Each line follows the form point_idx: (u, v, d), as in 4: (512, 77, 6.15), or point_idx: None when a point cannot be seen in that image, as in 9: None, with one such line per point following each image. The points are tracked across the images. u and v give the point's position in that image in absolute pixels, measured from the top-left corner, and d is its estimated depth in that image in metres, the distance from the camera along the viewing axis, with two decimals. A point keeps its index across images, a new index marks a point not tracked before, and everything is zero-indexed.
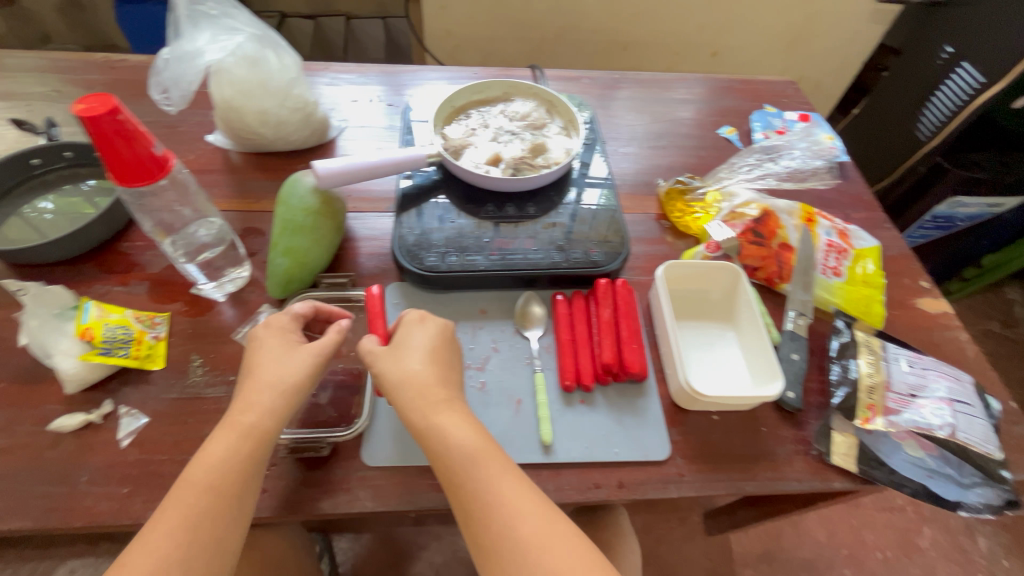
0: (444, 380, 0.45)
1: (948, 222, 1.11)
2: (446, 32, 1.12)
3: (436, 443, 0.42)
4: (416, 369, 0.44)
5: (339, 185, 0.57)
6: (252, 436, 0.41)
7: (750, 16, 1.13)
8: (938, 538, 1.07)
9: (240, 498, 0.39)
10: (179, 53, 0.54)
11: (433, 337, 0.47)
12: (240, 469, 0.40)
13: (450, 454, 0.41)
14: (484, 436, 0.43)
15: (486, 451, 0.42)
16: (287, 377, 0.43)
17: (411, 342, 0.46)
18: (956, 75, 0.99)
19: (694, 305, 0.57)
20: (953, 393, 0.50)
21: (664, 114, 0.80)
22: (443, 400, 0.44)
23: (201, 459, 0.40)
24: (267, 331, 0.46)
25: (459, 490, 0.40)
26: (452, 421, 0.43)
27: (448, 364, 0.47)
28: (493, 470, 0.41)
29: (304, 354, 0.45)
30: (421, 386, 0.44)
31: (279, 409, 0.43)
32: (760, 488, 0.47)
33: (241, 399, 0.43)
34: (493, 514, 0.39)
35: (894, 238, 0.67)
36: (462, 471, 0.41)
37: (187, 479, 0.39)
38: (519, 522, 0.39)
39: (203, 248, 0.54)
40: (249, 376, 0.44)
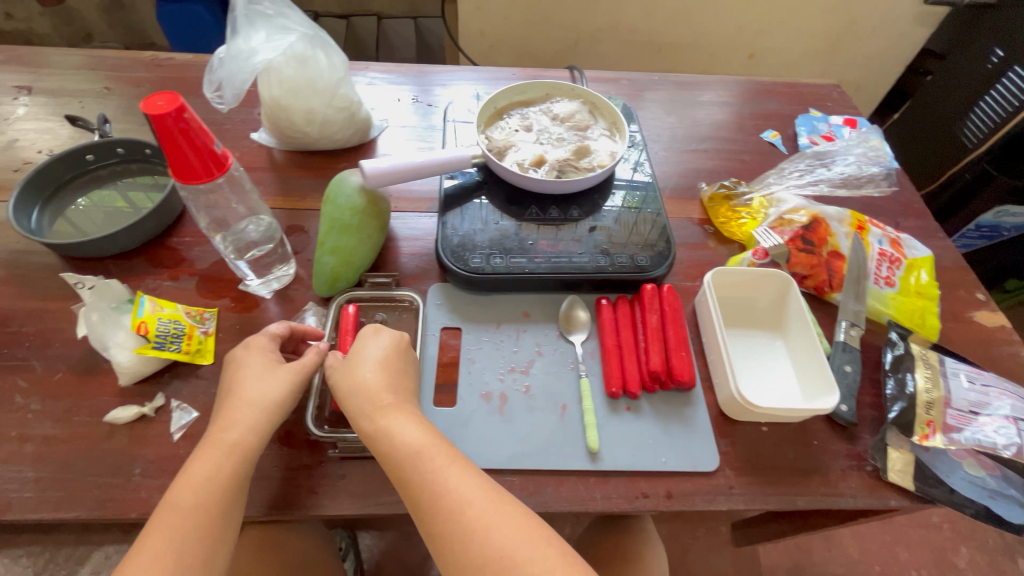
0: (395, 386, 0.45)
1: (993, 232, 1.07)
2: (481, 32, 1.12)
3: (383, 445, 0.41)
4: (367, 376, 0.44)
5: (385, 185, 0.57)
6: (236, 454, 0.41)
7: (790, 17, 1.11)
8: (976, 558, 1.04)
9: (226, 516, 0.39)
10: (234, 51, 0.54)
11: (385, 345, 0.46)
12: (225, 487, 0.40)
13: (395, 453, 0.41)
14: (432, 432, 0.43)
15: (432, 445, 0.41)
16: (265, 396, 0.43)
17: (363, 352, 0.46)
18: (1007, 80, 0.96)
19: (741, 313, 0.56)
20: (1017, 411, 0.48)
21: (705, 116, 0.78)
22: (390, 403, 0.43)
23: (185, 479, 0.39)
24: (247, 352, 0.46)
25: (408, 486, 0.40)
26: (398, 422, 0.42)
27: (401, 370, 0.46)
28: (439, 461, 0.40)
29: (283, 372, 0.44)
30: (371, 391, 0.43)
31: (260, 426, 0.42)
32: (813, 504, 0.46)
33: (222, 419, 0.42)
34: (440, 503, 0.39)
35: (947, 248, 0.65)
36: (407, 468, 0.40)
37: (169, 500, 0.38)
38: (464, 508, 0.38)
39: (252, 245, 0.54)
40: (227, 395, 0.44)
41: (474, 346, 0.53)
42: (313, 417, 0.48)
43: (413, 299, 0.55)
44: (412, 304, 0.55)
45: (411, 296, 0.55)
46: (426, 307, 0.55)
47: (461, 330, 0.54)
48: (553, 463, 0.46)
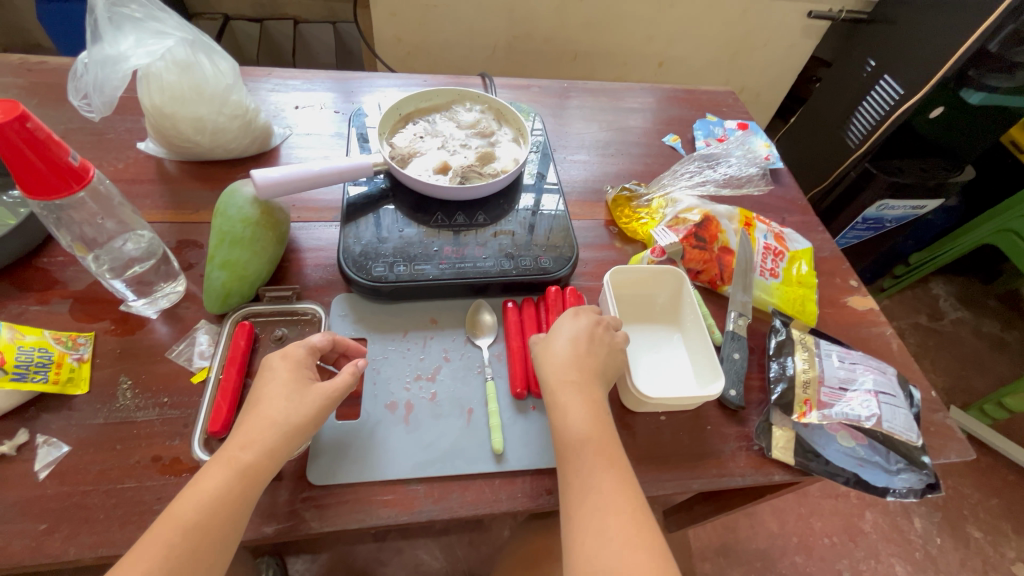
0: (581, 366, 0.46)
1: (877, 224, 1.19)
2: (398, 39, 1.11)
3: (555, 418, 0.44)
4: (558, 351, 0.47)
5: (280, 195, 0.54)
6: (247, 476, 0.39)
7: (693, 28, 1.18)
8: (879, 521, 1.14)
9: (223, 540, 0.37)
10: (99, 57, 0.50)
11: (582, 328, 0.48)
12: (229, 510, 0.38)
13: (564, 432, 0.43)
14: (602, 427, 0.44)
15: (597, 442, 0.43)
16: (293, 418, 0.41)
17: (562, 329, 0.49)
18: (880, 87, 1.06)
19: (641, 309, 0.59)
20: (879, 385, 0.53)
21: (613, 122, 0.82)
22: (573, 382, 0.45)
23: (191, 494, 0.37)
24: (283, 362, 0.44)
25: (566, 466, 0.42)
26: (574, 405, 0.44)
27: (594, 356, 0.47)
28: (599, 461, 0.42)
29: (315, 396, 0.43)
30: (560, 366, 0.46)
31: (278, 450, 0.40)
32: (707, 485, 0.49)
33: (242, 432, 0.40)
34: (588, 496, 0.40)
35: (826, 240, 0.71)
36: (570, 450, 0.43)
37: (173, 513, 0.37)
38: (611, 513, 0.40)
39: (132, 263, 0.50)
40: (252, 407, 0.42)
41: (380, 355, 0.52)
42: (207, 441, 0.45)
43: (316, 312, 0.54)
44: (315, 317, 0.54)
45: (313, 309, 0.54)
46: (329, 319, 0.54)
47: (366, 340, 0.53)
48: (461, 468, 0.46)
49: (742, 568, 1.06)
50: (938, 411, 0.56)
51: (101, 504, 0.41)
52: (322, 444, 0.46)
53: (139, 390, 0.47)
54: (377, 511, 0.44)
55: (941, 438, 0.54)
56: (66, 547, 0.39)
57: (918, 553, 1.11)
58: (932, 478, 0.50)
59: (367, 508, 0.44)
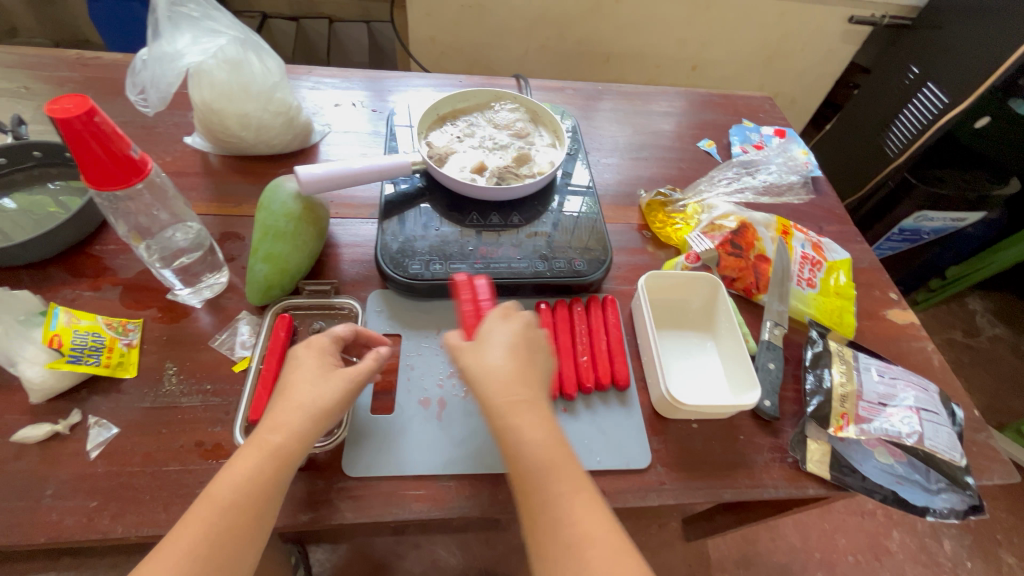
0: (526, 380, 0.43)
1: (915, 236, 1.16)
2: (431, 39, 1.12)
3: (511, 445, 0.41)
4: (495, 366, 0.43)
5: (322, 191, 0.56)
6: (278, 459, 0.40)
7: (729, 31, 1.16)
8: (907, 541, 1.10)
9: (258, 519, 0.38)
10: (158, 53, 0.52)
11: (517, 333, 0.45)
12: (262, 491, 0.38)
13: (524, 461, 0.40)
14: (561, 449, 0.41)
15: (560, 467, 0.40)
16: (319, 401, 0.42)
17: (494, 335, 0.44)
18: (923, 95, 1.04)
19: (675, 315, 0.58)
20: (920, 401, 0.51)
21: (647, 125, 0.81)
22: (522, 401, 0.42)
23: (225, 475, 0.38)
24: (307, 351, 0.45)
25: (531, 498, 0.39)
26: (530, 427, 0.41)
27: (533, 364, 0.44)
28: (566, 487, 0.39)
29: (338, 379, 0.43)
30: (503, 383, 0.42)
31: (307, 433, 0.41)
32: (739, 496, 0.48)
33: (271, 417, 0.41)
34: (560, 530, 0.38)
35: (864, 251, 0.69)
36: (532, 482, 0.40)
37: (209, 495, 0.38)
38: (586, 546, 0.37)
39: (180, 253, 0.52)
40: (280, 394, 0.43)
41: (414, 352, 0.53)
42: (245, 428, 0.46)
43: (352, 307, 0.55)
44: (352, 312, 0.55)
45: (350, 304, 0.55)
46: (365, 314, 0.55)
47: (401, 337, 0.54)
48: (492, 467, 0.46)
49: None
50: (981, 431, 0.54)
51: (146, 485, 0.43)
52: (357, 436, 0.47)
53: (183, 376, 0.48)
54: (408, 505, 0.44)
55: (984, 459, 0.52)
56: (115, 525, 0.41)
57: None
58: (976, 500, 0.48)
59: (399, 501, 0.45)
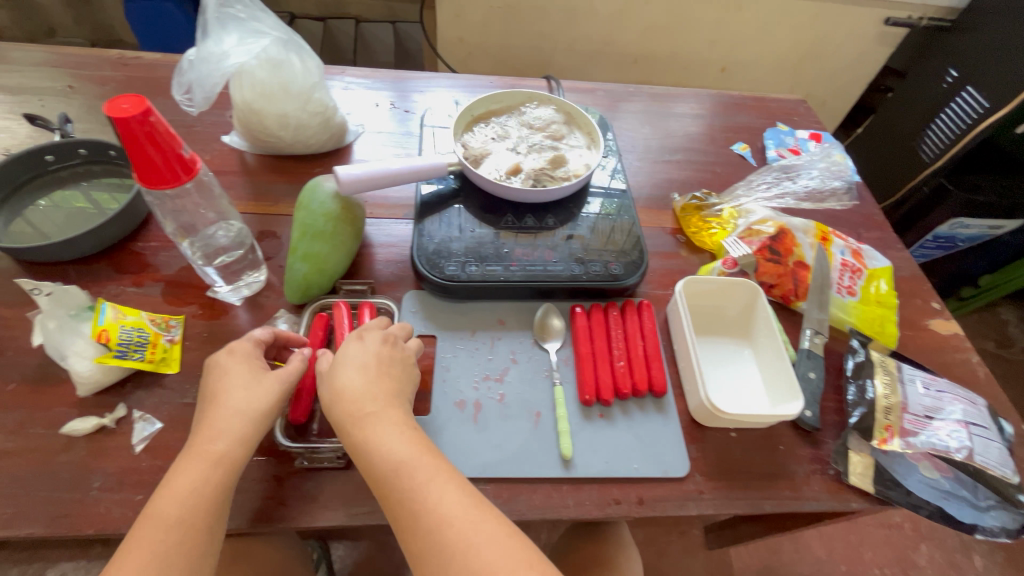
0: (374, 393, 0.43)
1: (949, 243, 1.13)
2: (460, 40, 1.13)
3: (365, 457, 0.40)
4: (347, 383, 0.43)
5: (360, 191, 0.56)
6: (223, 466, 0.39)
7: (760, 33, 1.14)
8: (935, 556, 1.08)
9: (210, 528, 0.38)
10: (205, 54, 0.53)
11: (369, 351, 0.45)
12: (212, 499, 0.38)
13: (377, 468, 0.40)
14: (419, 445, 0.41)
15: (414, 462, 0.40)
16: (255, 405, 0.42)
17: (346, 356, 0.45)
18: (961, 99, 1.01)
19: (711, 321, 0.57)
20: (969, 416, 0.50)
21: (679, 128, 0.80)
22: (371, 412, 0.42)
23: (168, 492, 0.38)
24: (231, 357, 0.44)
25: (390, 502, 0.39)
26: (381, 433, 0.41)
27: (386, 377, 0.44)
28: (421, 481, 0.39)
29: (270, 381, 0.43)
30: (350, 399, 0.42)
31: (248, 437, 0.41)
32: (779, 507, 0.47)
33: (205, 428, 0.40)
34: (419, 524, 0.38)
35: (905, 258, 0.68)
36: (386, 487, 0.39)
37: (152, 514, 0.37)
38: (444, 527, 0.37)
39: (221, 251, 0.53)
40: (210, 403, 0.42)
41: (449, 353, 0.53)
42: (285, 426, 0.46)
43: (388, 306, 0.55)
44: (388, 312, 0.55)
45: (386, 304, 0.55)
46: (401, 314, 0.55)
47: (436, 338, 0.54)
48: (528, 471, 0.46)
49: None
50: None
51: None
52: None
53: None
54: None
55: None
56: None
57: None
58: None
59: None
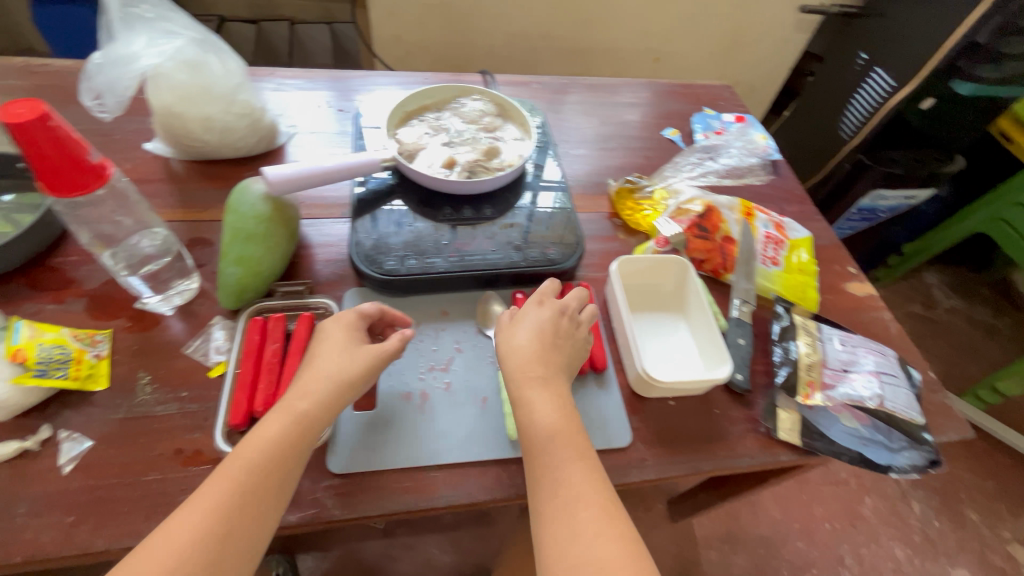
0: (546, 361, 0.47)
1: (871, 214, 1.22)
2: (396, 37, 1.12)
3: (522, 414, 0.45)
4: (520, 345, 0.48)
5: (291, 192, 0.55)
6: (303, 425, 0.41)
7: (688, 23, 1.19)
8: (879, 506, 1.16)
9: (282, 482, 0.39)
10: (113, 56, 0.51)
11: (545, 319, 0.50)
12: (287, 454, 0.40)
13: (532, 428, 0.44)
14: (569, 421, 0.45)
15: (564, 436, 0.44)
16: (345, 372, 0.44)
17: (525, 318, 0.50)
18: (871, 79, 1.08)
19: (648, 297, 0.60)
20: (880, 366, 0.54)
21: (612, 117, 0.83)
22: (538, 378, 0.47)
23: (254, 436, 0.40)
24: (335, 324, 0.47)
25: (535, 462, 0.43)
26: (540, 400, 0.45)
27: (556, 349, 0.49)
28: (567, 454, 0.43)
29: (364, 355, 0.45)
30: (524, 361, 0.47)
31: (332, 402, 0.43)
32: (717, 466, 0.50)
33: (298, 386, 0.43)
34: (557, 490, 0.41)
35: (824, 229, 0.72)
36: (536, 447, 0.43)
37: (238, 455, 0.39)
38: (580, 506, 0.40)
39: (147, 260, 0.51)
40: (307, 364, 0.45)
41: None
42: (226, 432, 0.45)
43: (328, 306, 0.55)
44: (327, 311, 0.54)
45: (325, 303, 0.54)
46: (342, 313, 0.55)
47: None
48: (476, 455, 0.47)
49: (746, 555, 1.07)
50: (937, 391, 0.58)
51: (126, 496, 0.42)
52: (341, 432, 0.47)
53: (158, 385, 0.48)
54: (395, 497, 0.45)
55: (940, 417, 0.56)
56: (93, 539, 0.40)
57: (917, 536, 1.13)
58: (933, 454, 0.51)
59: (388, 493, 0.45)
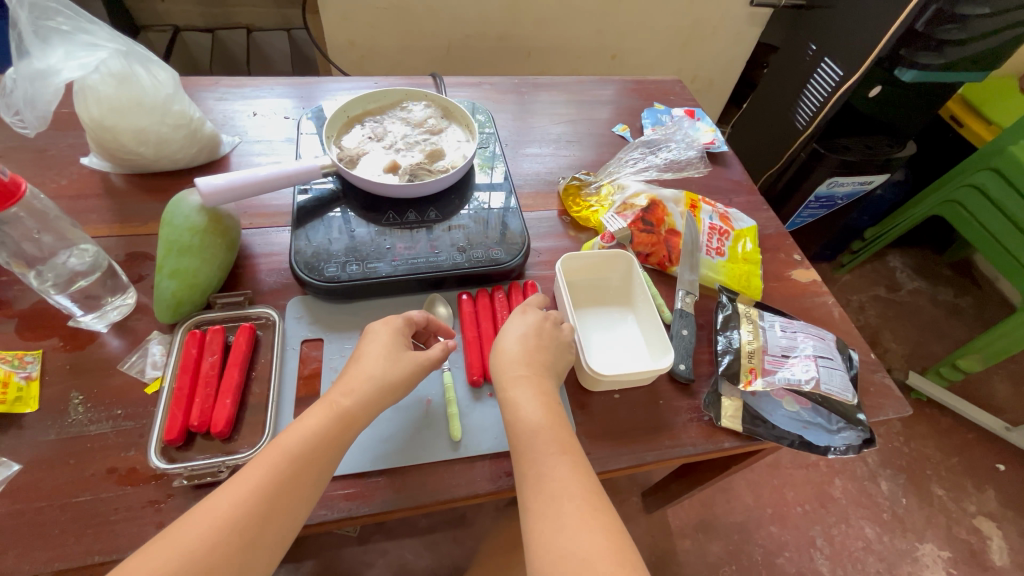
0: (530, 361, 0.48)
1: (830, 202, 1.25)
2: (350, 43, 1.11)
3: (508, 412, 0.46)
4: (507, 347, 0.49)
5: (228, 202, 0.55)
6: (344, 421, 0.42)
7: (641, 20, 1.20)
8: (848, 487, 1.18)
9: (319, 475, 0.40)
10: (29, 72, 0.49)
11: (530, 324, 0.50)
12: (327, 446, 0.41)
13: (518, 425, 0.45)
14: (555, 417, 0.45)
15: (549, 431, 0.44)
16: (389, 374, 0.45)
17: (511, 327, 0.51)
18: (822, 69, 1.09)
19: (595, 292, 0.61)
20: (818, 350, 0.55)
21: (564, 115, 0.83)
22: (522, 377, 0.47)
23: (297, 427, 0.41)
24: (384, 327, 0.48)
25: (521, 457, 0.43)
26: (523, 398, 0.46)
27: (542, 352, 0.49)
28: (552, 449, 0.43)
29: (407, 361, 0.46)
30: (508, 362, 0.48)
31: (374, 402, 0.44)
32: (661, 456, 0.51)
33: (343, 383, 0.44)
34: (543, 484, 0.41)
35: (770, 218, 0.74)
36: (521, 443, 0.44)
37: (278, 443, 0.40)
38: (565, 499, 0.40)
39: (76, 277, 0.50)
40: (353, 363, 0.46)
41: (337, 354, 0.53)
42: (162, 448, 0.44)
43: (270, 316, 0.54)
44: (270, 321, 0.54)
45: (267, 313, 0.54)
46: (284, 322, 0.54)
47: (323, 340, 0.54)
48: (420, 457, 0.47)
49: (721, 542, 1.09)
50: (877, 371, 0.59)
51: (57, 520, 0.41)
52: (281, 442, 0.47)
53: (91, 404, 0.47)
54: (337, 504, 0.44)
55: (879, 397, 0.57)
56: (21, 563, 0.39)
57: (886, 514, 1.15)
58: (867, 433, 0.53)
59: (329, 500, 0.45)
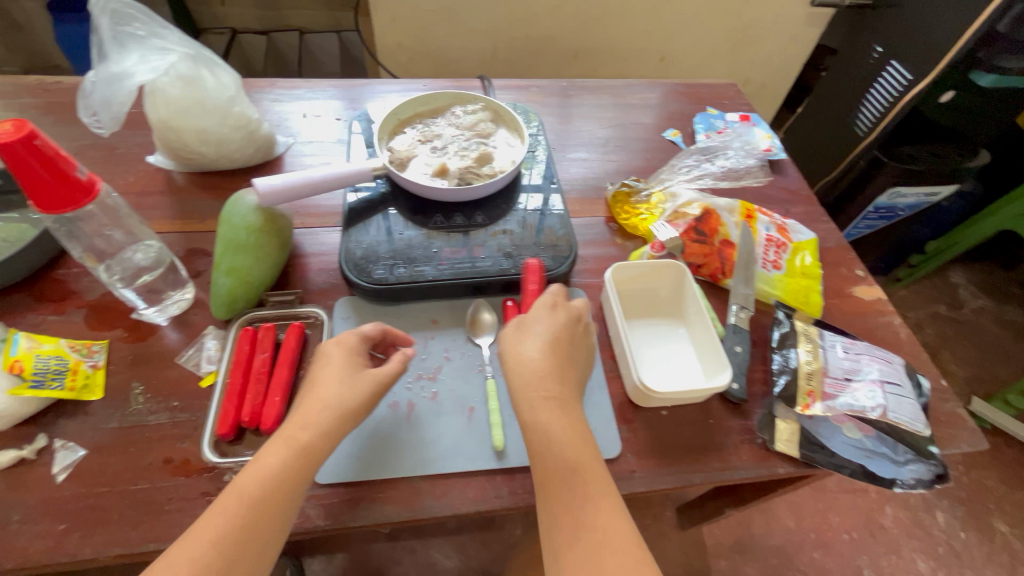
0: (561, 379, 0.46)
1: (890, 213, 1.18)
2: (399, 45, 1.13)
3: (537, 444, 0.43)
4: (529, 354, 0.47)
5: (283, 202, 0.56)
6: (303, 456, 0.41)
7: (693, 21, 1.17)
8: (900, 516, 1.11)
9: (285, 514, 0.40)
10: (106, 75, 0.51)
11: (560, 324, 0.49)
12: (288, 484, 0.40)
13: (552, 462, 0.42)
14: (588, 453, 0.43)
15: (587, 472, 0.42)
16: (344, 402, 0.44)
17: (535, 326, 0.49)
18: (888, 73, 1.03)
19: (644, 303, 0.59)
20: (885, 374, 0.52)
21: (613, 119, 0.81)
22: (553, 400, 0.45)
23: (254, 467, 0.40)
24: (337, 348, 0.47)
25: (554, 499, 0.41)
26: (557, 428, 0.44)
27: (570, 358, 0.48)
28: (591, 493, 0.41)
29: (364, 383, 0.45)
30: (535, 376, 0.46)
31: (334, 432, 0.43)
32: (709, 478, 0.48)
33: (298, 415, 0.43)
34: (582, 533, 0.40)
35: (830, 230, 0.70)
36: (557, 481, 0.42)
37: (237, 486, 0.39)
38: (607, 552, 0.39)
39: (141, 271, 0.52)
40: (308, 391, 0.44)
41: None
42: (214, 442, 0.46)
43: (318, 314, 0.55)
44: (318, 320, 0.55)
45: (316, 312, 0.55)
46: (332, 321, 0.55)
47: None
48: (463, 466, 0.47)
49: (758, 565, 1.04)
50: (948, 400, 0.55)
51: (116, 506, 0.43)
52: None
53: (151, 394, 0.48)
54: (379, 508, 0.45)
55: (950, 428, 0.53)
56: (83, 546, 0.41)
57: (942, 548, 1.08)
58: (940, 468, 0.49)
59: (371, 503, 0.45)
